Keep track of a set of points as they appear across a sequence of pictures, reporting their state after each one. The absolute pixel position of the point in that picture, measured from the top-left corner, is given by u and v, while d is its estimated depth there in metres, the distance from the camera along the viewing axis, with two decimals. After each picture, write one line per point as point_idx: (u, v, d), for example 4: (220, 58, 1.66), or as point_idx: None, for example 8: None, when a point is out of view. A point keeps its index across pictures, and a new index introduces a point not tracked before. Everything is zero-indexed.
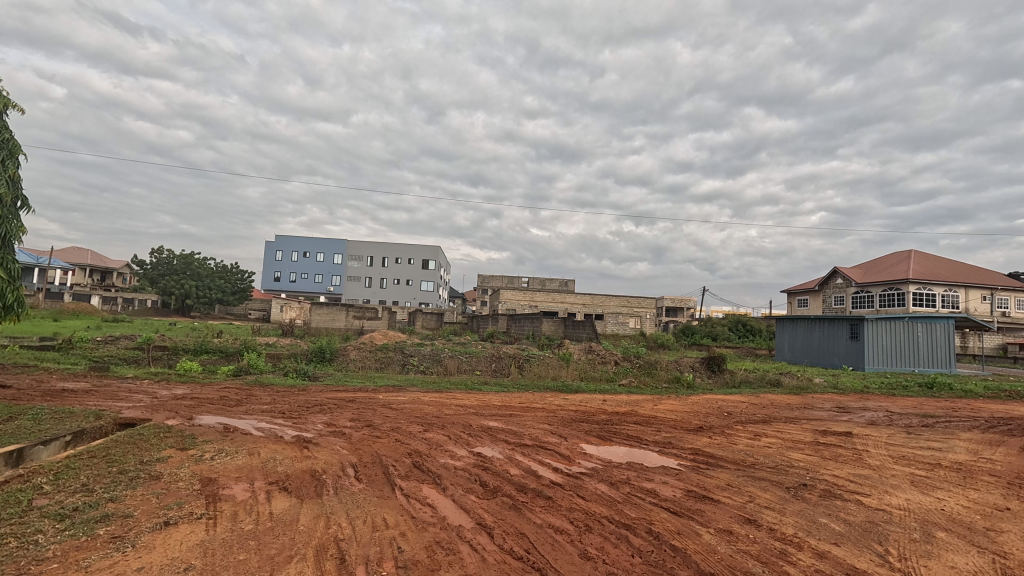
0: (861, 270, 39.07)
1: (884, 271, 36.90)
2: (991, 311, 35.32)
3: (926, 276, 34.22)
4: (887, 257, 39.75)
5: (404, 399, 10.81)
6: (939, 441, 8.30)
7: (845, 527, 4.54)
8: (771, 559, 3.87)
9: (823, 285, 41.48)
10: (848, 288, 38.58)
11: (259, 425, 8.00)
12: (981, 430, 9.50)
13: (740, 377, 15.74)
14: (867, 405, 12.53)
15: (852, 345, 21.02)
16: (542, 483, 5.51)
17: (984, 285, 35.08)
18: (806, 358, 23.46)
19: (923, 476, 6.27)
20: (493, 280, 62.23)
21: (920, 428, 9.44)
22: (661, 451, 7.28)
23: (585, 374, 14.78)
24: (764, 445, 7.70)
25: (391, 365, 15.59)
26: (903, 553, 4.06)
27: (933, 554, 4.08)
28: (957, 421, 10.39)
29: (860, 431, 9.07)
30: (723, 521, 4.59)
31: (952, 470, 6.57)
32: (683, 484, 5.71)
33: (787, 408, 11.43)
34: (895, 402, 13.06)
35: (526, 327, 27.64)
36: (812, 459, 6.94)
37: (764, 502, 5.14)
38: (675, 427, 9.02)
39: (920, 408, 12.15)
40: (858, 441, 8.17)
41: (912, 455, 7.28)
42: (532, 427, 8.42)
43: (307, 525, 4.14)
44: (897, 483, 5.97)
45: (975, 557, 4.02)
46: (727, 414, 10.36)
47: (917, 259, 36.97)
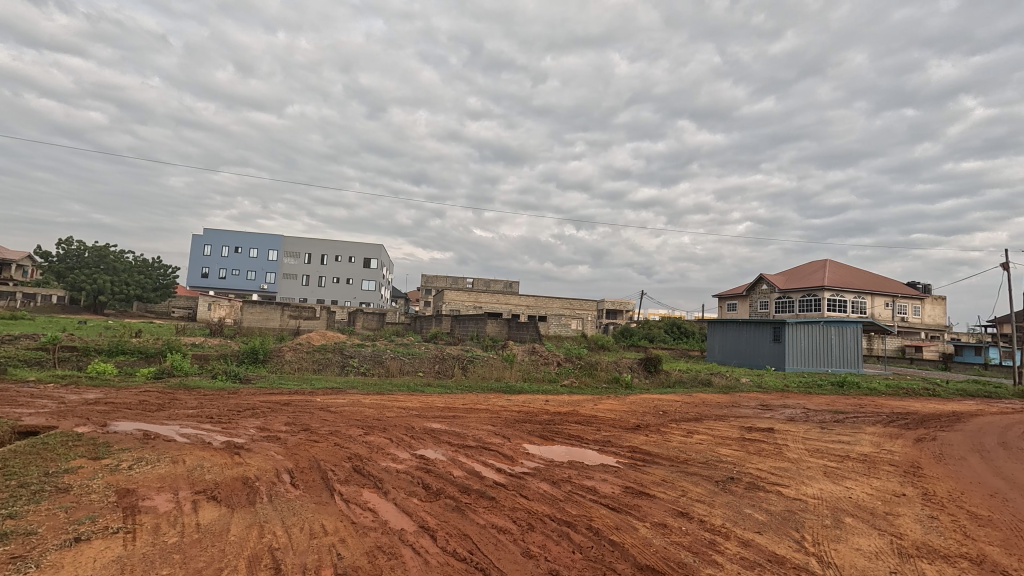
0: (784, 277, 42.04)
1: (804, 278, 39.91)
2: (892, 316, 38.96)
3: (840, 283, 37.26)
4: (807, 265, 42.88)
5: (343, 402, 10.41)
6: (848, 435, 9.13)
7: (767, 516, 4.88)
8: (701, 549, 4.10)
9: (750, 290, 44.24)
10: (772, 293, 41.37)
11: (183, 432, 7.43)
12: (883, 424, 10.49)
13: (674, 377, 16.48)
14: (787, 403, 13.51)
15: (775, 347, 22.59)
16: (485, 484, 5.54)
17: (887, 292, 38.65)
18: (734, 359, 24.97)
19: (834, 467, 6.87)
20: (437, 280, 61.77)
21: (832, 423, 10.34)
22: (600, 449, 7.50)
23: (529, 374, 14.99)
24: (696, 442, 8.12)
25: (330, 367, 15.07)
26: (816, 538, 4.42)
27: (842, 538, 4.47)
28: (865, 417, 11.41)
29: (780, 427, 9.77)
30: (658, 516, 4.80)
31: (859, 462, 7.22)
32: (621, 481, 5.92)
33: (716, 407, 12.10)
34: (810, 400, 14.19)
35: (470, 328, 27.59)
36: (738, 454, 7.40)
37: (696, 496, 5.42)
38: (614, 426, 9.32)
39: (832, 405, 13.24)
40: (778, 436, 8.82)
41: (826, 449, 7.94)
42: (476, 428, 8.44)
43: (238, 535, 3.94)
44: (812, 474, 6.50)
45: (876, 539, 4.45)
46: (662, 414, 10.78)
47: (833, 268, 40.12)
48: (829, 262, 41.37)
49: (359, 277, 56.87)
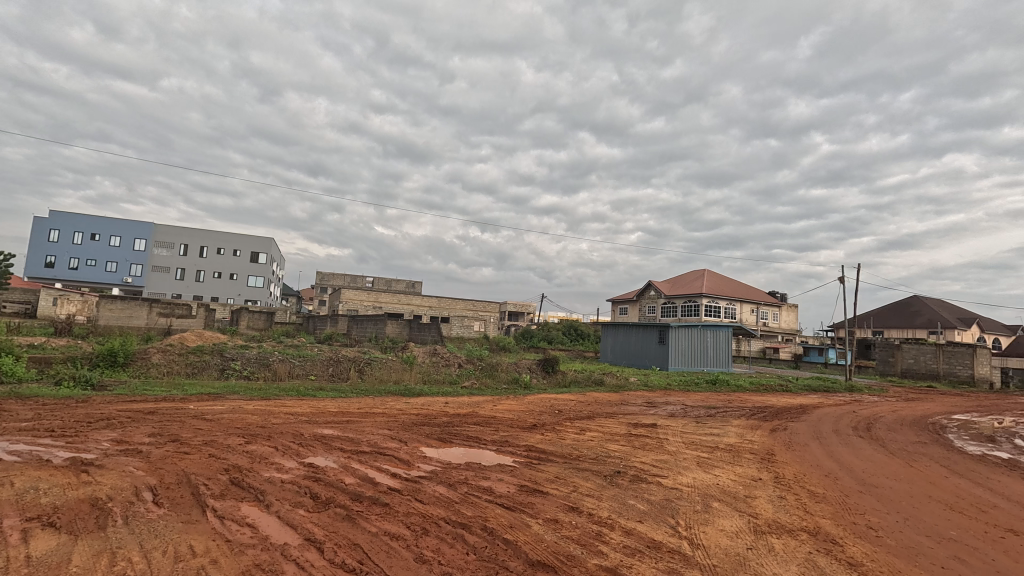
0: (669, 284, 45.81)
1: (686, 286, 43.81)
2: (756, 321, 44.11)
3: (715, 291, 41.40)
4: (688, 274, 47.09)
5: (222, 409, 9.47)
6: (718, 427, 10.17)
7: (647, 506, 5.27)
8: (588, 541, 4.32)
9: (640, 295, 47.61)
10: (658, 299, 44.89)
11: (13, 449, 6.29)
12: (746, 417, 11.85)
13: (570, 377, 17.21)
14: (668, 400, 14.72)
15: (660, 349, 24.51)
16: (379, 490, 5.36)
17: (753, 299, 43.69)
18: (624, 359, 26.70)
19: (706, 457, 7.60)
20: (334, 279, 58.78)
21: (705, 418, 11.45)
22: (497, 450, 7.60)
23: (429, 376, 14.78)
24: (588, 439, 8.54)
25: (207, 370, 13.64)
26: (688, 523, 4.86)
27: (709, 520, 4.96)
28: (732, 411, 12.79)
29: (662, 422, 10.62)
30: (550, 512, 4.97)
31: (726, 451, 8.06)
32: (516, 480, 6.05)
33: (607, 405, 12.83)
34: (688, 397, 15.59)
35: (368, 328, 26.59)
36: (625, 449, 7.91)
37: (585, 490, 5.69)
38: (511, 426, 9.50)
39: (706, 401, 14.65)
40: (661, 431, 9.58)
41: (699, 441, 8.77)
42: (371, 433, 8.14)
43: (83, 566, 3.42)
44: (687, 464, 7.14)
45: (737, 520, 4.99)
46: (558, 413, 11.20)
47: (709, 277, 44.48)
48: (707, 271, 45.84)
49: (245, 273, 52.34)
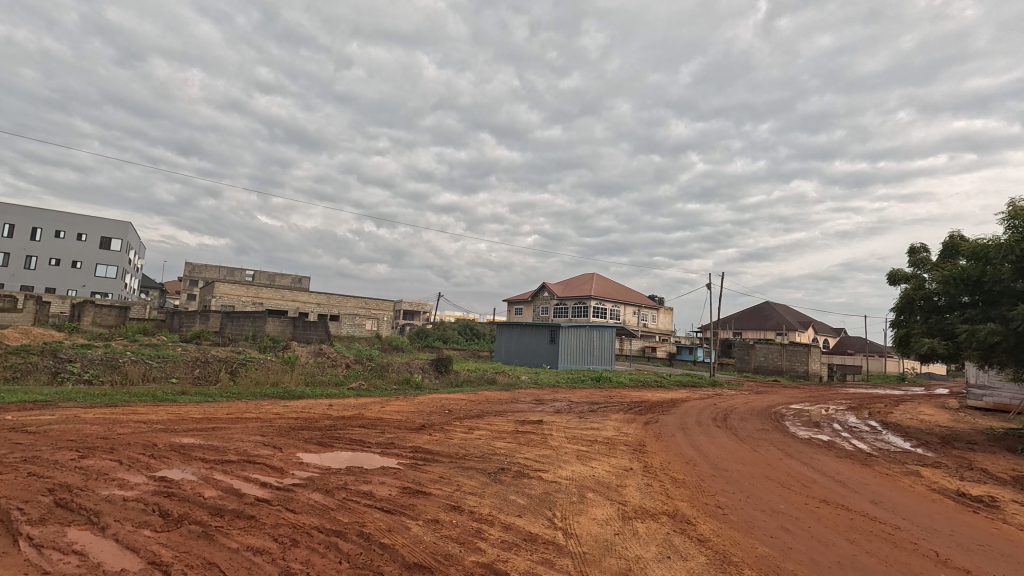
0: (561, 286, 47.86)
1: (576, 288, 46.09)
2: (637, 322, 47.69)
3: (603, 294, 44.01)
4: (579, 277, 49.53)
5: (50, 419, 8.09)
6: (598, 422, 10.83)
7: (527, 500, 5.45)
8: (467, 539, 4.35)
9: (534, 296, 49.18)
10: (551, 300, 46.72)
11: None
12: (623, 411, 12.80)
13: (462, 376, 17.26)
14: (555, 397, 15.38)
15: (550, 348, 25.50)
16: (244, 501, 4.93)
17: (635, 302, 47.18)
18: (516, 358, 27.38)
19: (585, 450, 8.06)
20: (207, 271, 53.14)
21: (588, 413, 12.15)
22: (382, 452, 7.39)
23: (312, 378, 13.93)
24: (475, 437, 8.63)
25: (34, 374, 11.56)
26: (564, 514, 5.11)
27: (584, 510, 5.26)
28: (611, 406, 13.71)
29: (547, 418, 11.06)
30: (431, 512, 4.94)
31: (603, 444, 8.61)
32: (399, 482, 5.92)
33: (497, 403, 13.06)
34: (574, 394, 16.42)
35: (245, 326, 24.40)
36: (510, 446, 8.12)
37: (468, 488, 5.75)
38: (398, 427, 9.28)
39: (589, 397, 15.53)
40: (546, 427, 9.96)
41: (580, 435, 9.28)
42: (240, 440, 7.47)
43: None
44: (567, 458, 7.52)
45: (608, 508, 5.35)
46: (447, 412, 11.18)
47: (598, 280, 47.23)
48: (596, 275, 48.62)
49: (94, 261, 45.39)
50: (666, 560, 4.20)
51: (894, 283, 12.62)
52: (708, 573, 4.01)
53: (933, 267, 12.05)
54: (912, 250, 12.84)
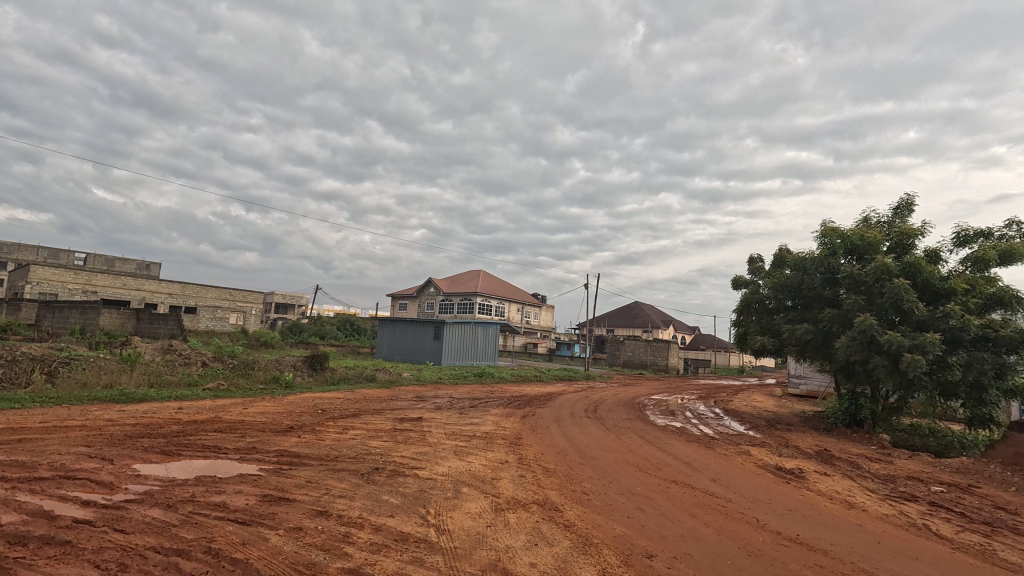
0: (447, 282, 47.67)
1: (463, 284, 46.21)
2: (521, 319, 49.17)
3: (488, 291, 44.62)
4: (465, 274, 49.66)
5: None
6: (478, 417, 10.98)
7: (401, 499, 5.34)
8: (333, 545, 4.13)
9: (420, 292, 48.38)
10: (437, 296, 46.34)
11: None
12: (502, 406, 13.14)
13: (339, 374, 16.38)
14: (437, 393, 15.28)
15: (434, 344, 25.26)
16: (57, 526, 4.17)
17: (519, 300, 48.59)
18: (399, 355, 26.70)
19: (463, 446, 8.12)
20: (19, 252, 44.15)
21: (468, 409, 12.25)
22: (241, 458, 6.73)
23: (159, 379, 12.24)
24: (349, 438, 8.24)
25: None
26: (437, 510, 5.09)
27: (457, 505, 5.29)
28: (492, 401, 13.99)
29: (427, 415, 10.94)
30: (294, 520, 4.61)
31: (482, 439, 8.74)
32: (259, 489, 5.44)
33: (376, 401, 12.61)
34: (456, 390, 16.46)
35: (71, 319, 20.67)
36: (387, 445, 7.89)
37: (338, 492, 5.46)
38: (262, 430, 8.53)
39: (471, 393, 15.69)
40: (425, 424, 9.83)
41: (459, 431, 9.31)
42: (57, 453, 6.30)
43: None
44: (445, 454, 7.50)
45: (481, 502, 5.43)
46: (320, 412, 10.53)
47: (484, 277, 47.81)
48: (482, 272, 49.16)
49: None
50: (533, 547, 4.37)
51: (736, 288, 14.49)
52: (571, 556, 4.27)
53: (766, 275, 14.06)
54: (751, 260, 14.85)
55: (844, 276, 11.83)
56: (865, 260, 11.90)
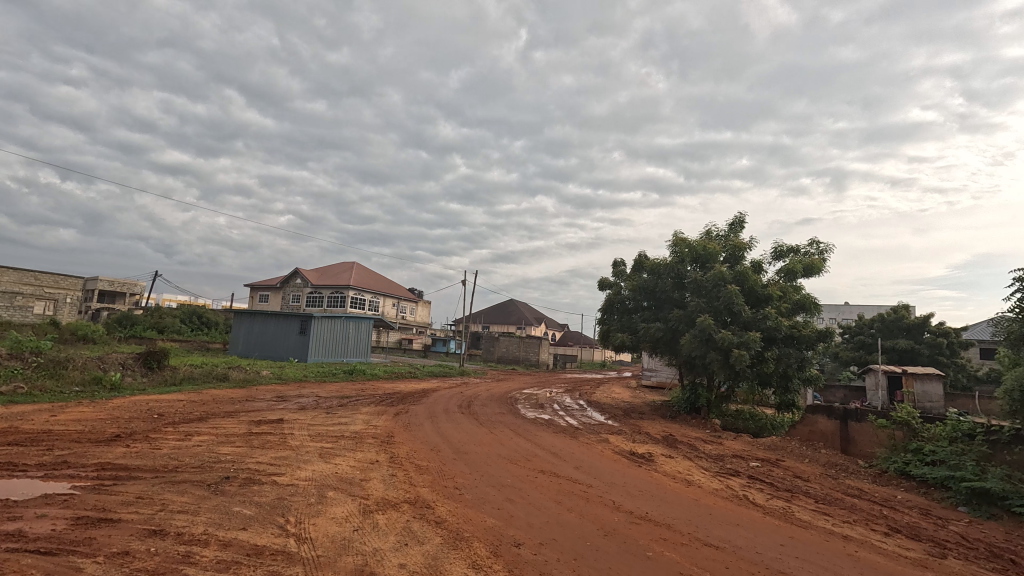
0: (317, 273, 44.61)
1: (334, 276, 43.57)
2: (396, 314, 47.77)
3: (362, 284, 42.58)
4: (337, 265, 46.87)
5: None
6: (346, 416, 10.42)
7: (256, 509, 4.86)
8: (170, 568, 3.61)
9: (284, 283, 44.61)
10: (304, 288, 43.16)
11: None
12: (373, 404, 12.66)
13: (182, 373, 14.40)
14: (301, 392, 14.21)
15: (300, 340, 23.48)
16: None
17: (395, 294, 47.16)
18: (257, 351, 24.34)
19: (329, 447, 7.65)
20: None
21: (335, 408, 11.58)
22: (45, 476, 5.57)
23: None
24: (193, 445, 7.28)
25: None
26: (298, 518, 4.72)
27: (321, 511, 4.97)
28: (362, 399, 13.40)
29: (289, 417, 10.11)
30: (119, 544, 3.94)
31: (350, 439, 8.32)
32: (71, 512, 4.55)
33: (227, 403, 11.32)
34: (323, 388, 15.46)
35: None
36: (239, 451, 7.13)
37: (178, 507, 4.80)
38: (77, 440, 7.17)
39: (339, 391, 14.87)
40: (286, 426, 9.07)
41: (325, 432, 8.75)
42: None
43: None
44: (308, 457, 7.00)
45: (348, 505, 5.17)
46: (157, 417, 9.16)
47: (358, 270, 45.57)
48: (356, 264, 46.79)
49: None
50: (403, 548, 4.27)
51: (602, 289, 15.65)
52: (442, 552, 4.24)
53: (627, 278, 15.38)
54: (615, 263, 16.16)
55: (690, 280, 13.41)
56: (707, 267, 13.61)
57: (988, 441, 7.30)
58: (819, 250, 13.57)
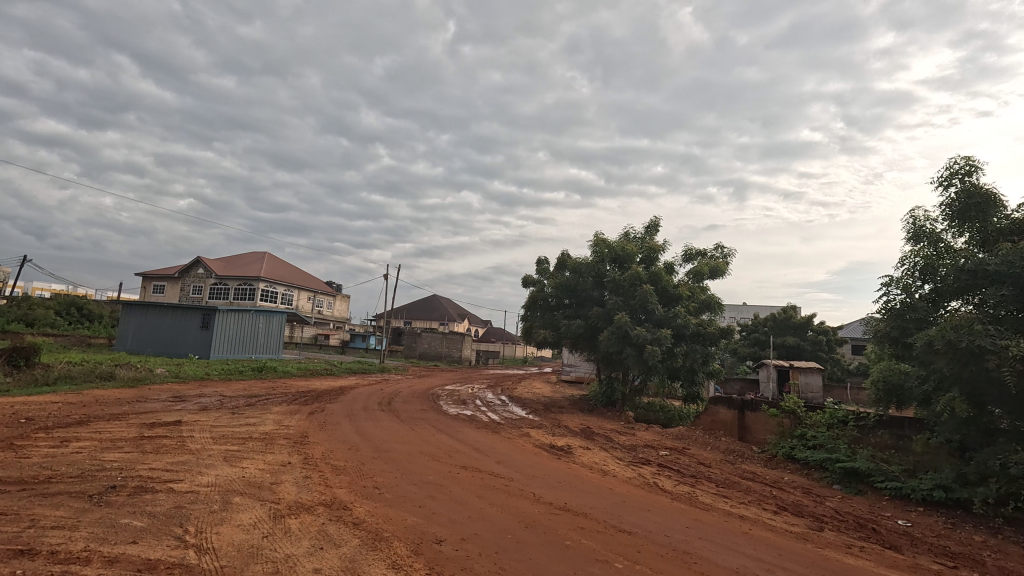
0: (222, 263, 41.33)
1: (242, 267, 40.55)
2: (312, 309, 45.39)
3: (274, 276, 39.98)
4: (246, 255, 43.68)
5: None
6: (255, 417, 9.76)
7: (149, 520, 4.42)
8: None
9: (184, 272, 40.89)
10: (208, 279, 39.84)
11: None
12: (286, 403, 11.96)
13: (57, 372, 12.71)
14: (202, 392, 13.09)
15: (201, 335, 21.63)
16: None
17: (311, 287, 44.77)
18: (150, 347, 22.11)
19: (235, 450, 7.12)
20: None
21: (243, 408, 10.81)
22: None
23: None
24: (70, 452, 6.46)
25: None
26: (199, 528, 4.35)
27: (226, 518, 4.61)
28: (273, 398, 12.62)
29: (189, 418, 9.29)
30: None
31: (259, 440, 7.80)
32: None
33: (114, 404, 10.17)
34: (228, 387, 14.36)
35: None
36: (128, 456, 6.43)
37: (51, 522, 4.24)
38: None
39: (247, 390, 13.90)
40: (185, 428, 8.31)
41: (231, 433, 8.13)
42: None
43: None
44: (210, 461, 6.47)
45: (257, 511, 4.84)
46: (24, 422, 8.02)
47: (270, 260, 42.75)
48: (267, 254, 43.83)
49: None
50: (318, 552, 4.07)
51: (525, 286, 15.89)
52: (360, 554, 4.10)
53: (550, 276, 15.74)
54: (539, 262, 16.48)
55: (609, 280, 13.99)
56: (625, 267, 14.26)
57: (858, 426, 8.33)
58: (723, 254, 14.71)
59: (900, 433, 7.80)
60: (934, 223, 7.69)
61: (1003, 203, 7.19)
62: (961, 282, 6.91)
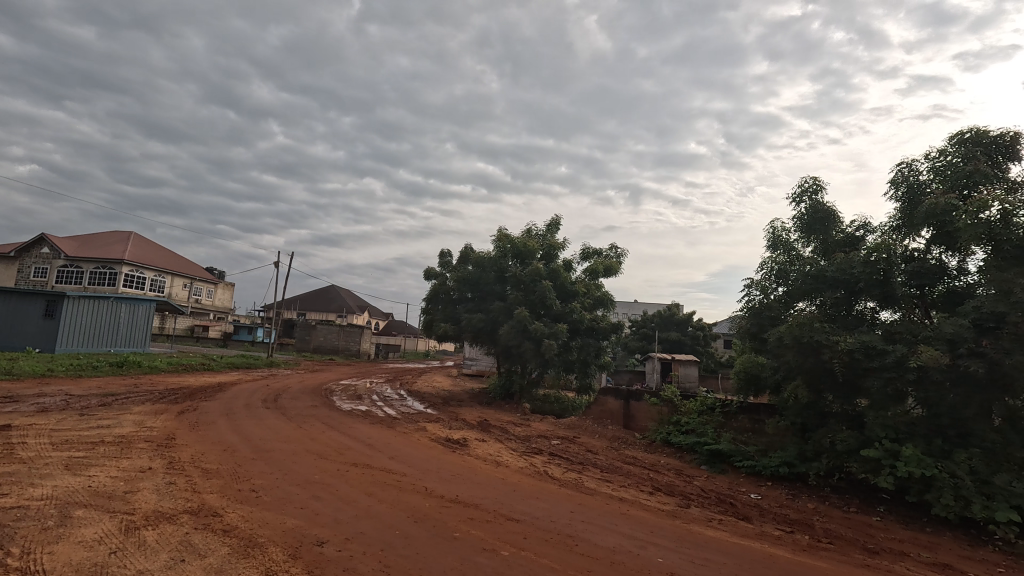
0: (75, 242, 35.89)
1: (100, 248, 35.45)
2: (188, 297, 40.83)
3: (141, 259, 35.39)
4: (107, 234, 38.25)
5: None
6: (110, 418, 8.57)
7: None
8: None
9: (23, 252, 34.92)
10: (55, 260, 34.35)
11: None
12: (152, 402, 10.67)
13: None
14: (43, 391, 11.23)
15: (43, 324, 18.55)
16: None
17: (188, 274, 40.14)
18: None
19: (80, 457, 6.20)
20: None
21: (96, 409, 9.44)
22: None
23: None
24: None
25: None
26: (27, 548, 3.74)
27: (64, 535, 4.02)
28: (135, 397, 11.19)
29: (21, 421, 7.92)
30: None
31: (113, 444, 6.87)
32: None
33: None
34: (78, 384, 12.48)
35: None
36: None
37: None
38: None
39: (104, 388, 12.22)
40: (15, 434, 7.07)
41: (76, 438, 7.07)
42: None
43: None
44: (46, 471, 5.57)
45: (105, 524, 4.27)
46: None
47: (137, 242, 37.81)
48: (133, 235, 38.63)
49: None
50: (178, 565, 3.69)
51: (427, 279, 15.64)
52: (228, 564, 3.79)
53: (452, 269, 15.65)
54: (442, 254, 16.34)
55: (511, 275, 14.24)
56: (526, 263, 14.57)
57: (723, 412, 9.29)
58: (616, 254, 15.55)
59: (756, 417, 8.90)
60: (789, 233, 8.77)
61: (841, 218, 8.40)
62: (807, 285, 7.91)
